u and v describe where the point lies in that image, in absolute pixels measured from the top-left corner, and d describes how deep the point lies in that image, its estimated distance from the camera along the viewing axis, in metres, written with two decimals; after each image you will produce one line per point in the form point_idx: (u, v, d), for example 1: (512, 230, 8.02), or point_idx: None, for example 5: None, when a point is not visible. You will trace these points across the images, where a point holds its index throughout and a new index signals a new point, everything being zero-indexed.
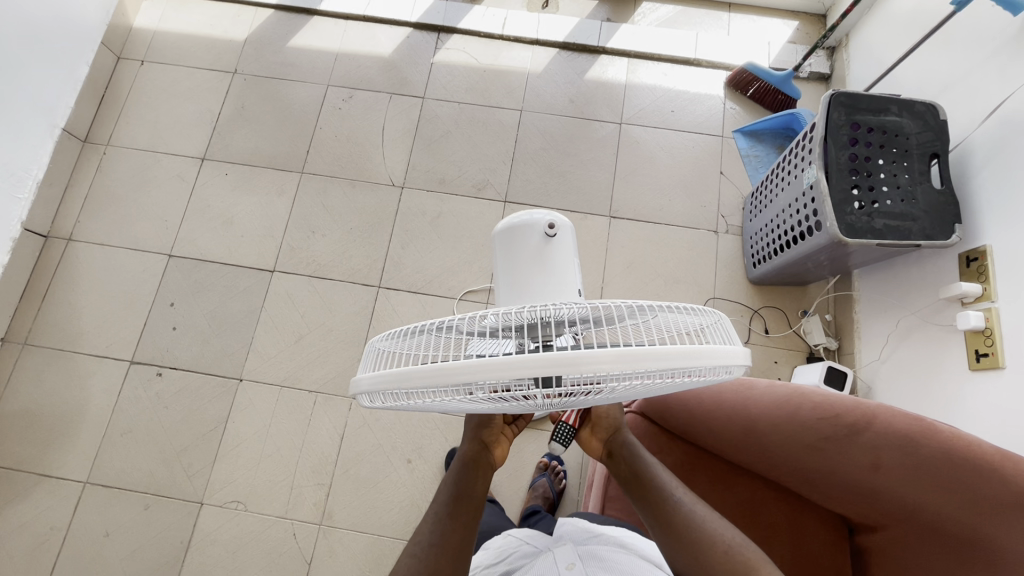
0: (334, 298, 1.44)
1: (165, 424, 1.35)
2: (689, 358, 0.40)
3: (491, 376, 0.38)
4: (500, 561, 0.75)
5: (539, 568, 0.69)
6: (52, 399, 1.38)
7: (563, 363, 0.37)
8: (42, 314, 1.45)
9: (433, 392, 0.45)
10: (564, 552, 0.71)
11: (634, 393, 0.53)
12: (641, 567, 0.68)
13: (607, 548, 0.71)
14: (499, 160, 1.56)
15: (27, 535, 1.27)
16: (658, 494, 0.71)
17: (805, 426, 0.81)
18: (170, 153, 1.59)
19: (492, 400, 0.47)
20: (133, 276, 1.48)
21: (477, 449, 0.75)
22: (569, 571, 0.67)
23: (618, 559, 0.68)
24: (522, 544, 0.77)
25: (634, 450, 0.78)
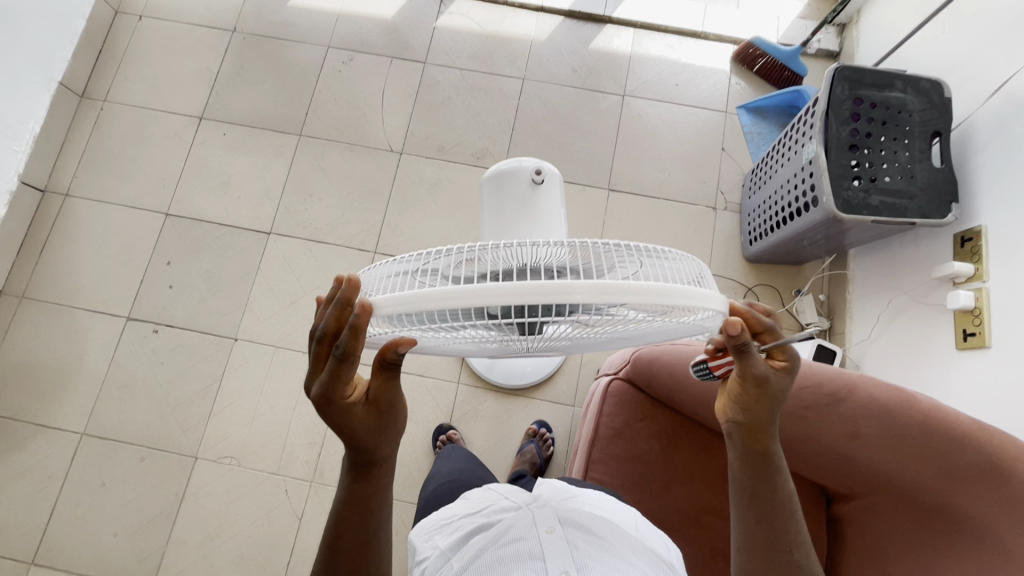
0: (330, 262, 1.45)
1: (160, 380, 1.37)
2: (664, 297, 0.40)
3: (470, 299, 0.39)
4: (475, 512, 0.71)
5: (517, 528, 0.64)
6: (49, 353, 1.39)
7: (537, 293, 0.39)
8: (39, 268, 1.45)
9: (413, 322, 0.46)
10: (547, 513, 0.67)
11: (618, 337, 0.53)
12: (628, 542, 0.65)
13: (589, 514, 0.68)
14: (498, 129, 1.55)
15: (27, 483, 1.31)
16: (770, 527, 0.56)
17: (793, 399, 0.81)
18: (168, 111, 1.58)
19: (473, 334, 0.49)
20: (130, 234, 1.48)
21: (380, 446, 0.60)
22: (548, 534, 0.63)
23: (600, 530, 0.66)
24: (502, 498, 0.73)
25: (771, 459, 0.57)
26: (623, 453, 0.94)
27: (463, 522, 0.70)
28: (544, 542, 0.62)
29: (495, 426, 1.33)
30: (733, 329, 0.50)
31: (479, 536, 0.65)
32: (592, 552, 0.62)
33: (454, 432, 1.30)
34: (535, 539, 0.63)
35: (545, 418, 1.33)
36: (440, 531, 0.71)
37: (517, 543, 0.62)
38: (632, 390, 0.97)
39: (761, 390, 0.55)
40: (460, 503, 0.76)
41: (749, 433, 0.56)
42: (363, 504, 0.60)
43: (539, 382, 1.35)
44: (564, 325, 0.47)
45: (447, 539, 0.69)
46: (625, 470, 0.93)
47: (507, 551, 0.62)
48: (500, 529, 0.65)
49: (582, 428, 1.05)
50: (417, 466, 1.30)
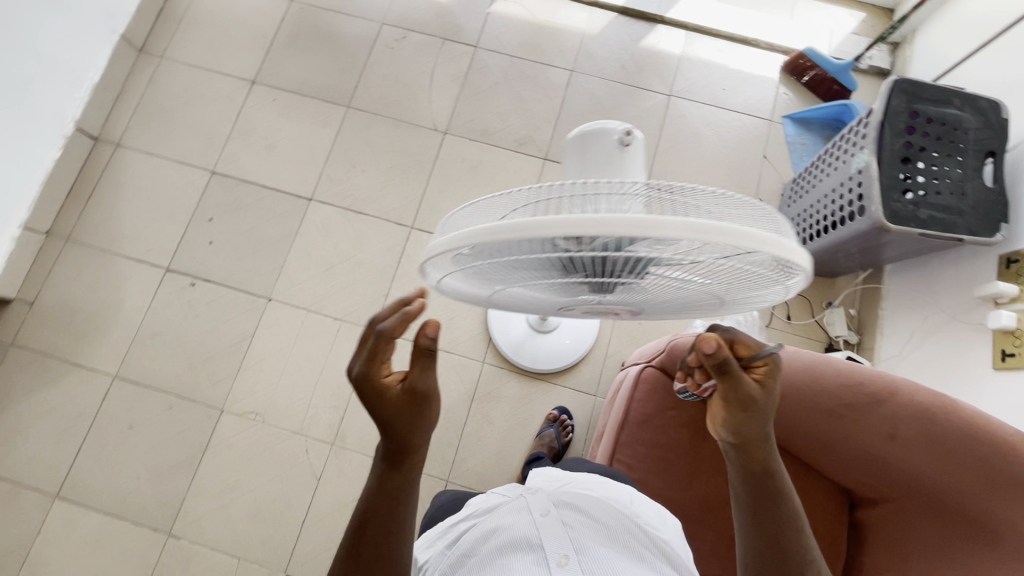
0: (367, 233, 1.47)
1: (193, 333, 1.40)
2: (761, 240, 0.39)
3: (555, 233, 0.38)
4: (473, 514, 0.74)
5: (514, 517, 0.67)
6: (88, 296, 1.43)
7: (632, 226, 0.37)
8: (86, 213, 1.49)
9: (492, 257, 0.46)
10: (542, 503, 0.70)
11: (691, 297, 0.52)
12: (624, 523, 0.68)
13: (583, 500, 0.72)
14: (543, 118, 1.56)
15: (58, 418, 1.35)
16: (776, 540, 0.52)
17: (814, 396, 0.82)
18: (222, 73, 1.61)
19: (548, 276, 0.48)
20: (175, 188, 1.51)
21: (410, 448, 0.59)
22: (544, 517, 0.66)
23: (594, 512, 0.69)
24: (499, 496, 0.77)
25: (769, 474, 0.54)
26: (652, 440, 0.95)
27: (461, 524, 0.73)
28: (541, 526, 0.65)
29: (517, 408, 1.35)
30: (707, 345, 0.50)
31: (478, 530, 0.68)
32: (587, 534, 0.65)
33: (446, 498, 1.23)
34: (531, 527, 0.65)
35: (567, 404, 1.34)
36: (439, 537, 0.74)
37: (516, 527, 0.65)
38: (662, 379, 0.98)
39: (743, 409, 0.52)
40: (460, 510, 0.78)
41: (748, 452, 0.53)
42: (393, 492, 0.59)
43: (563, 368, 1.36)
44: (643, 275, 0.46)
45: (446, 542, 0.71)
46: (652, 456, 0.94)
47: (506, 540, 0.64)
48: (496, 523, 0.67)
49: (610, 414, 1.06)
50: (437, 439, 1.32)
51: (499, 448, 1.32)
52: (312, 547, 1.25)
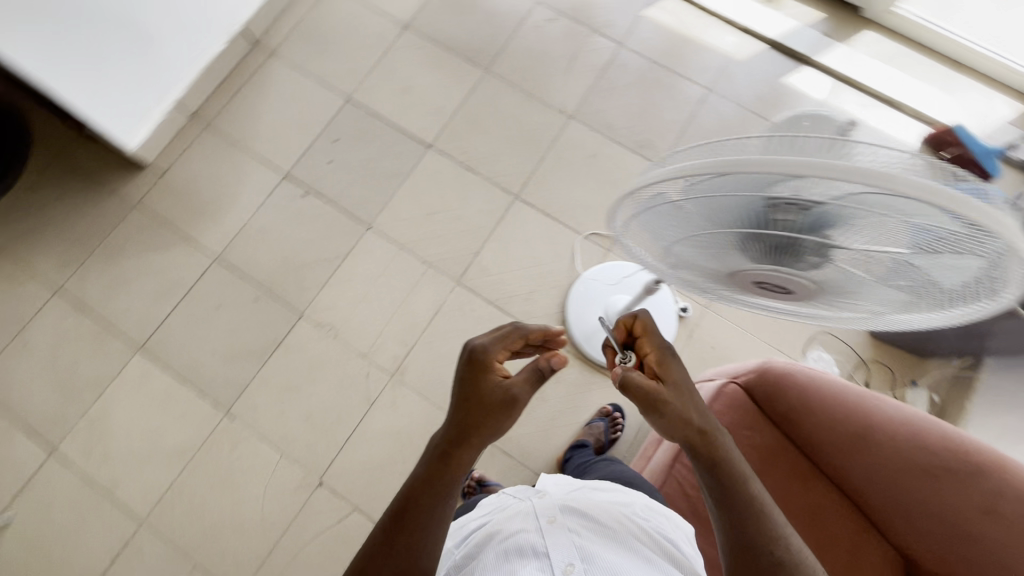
0: (473, 191, 1.52)
1: (294, 239, 1.48)
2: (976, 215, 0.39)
3: (776, 169, 0.42)
4: (485, 518, 0.82)
5: (522, 522, 0.74)
6: (212, 180, 1.54)
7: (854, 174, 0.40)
8: (229, 106, 1.61)
9: (695, 198, 0.50)
10: (547, 507, 0.77)
11: (857, 287, 0.55)
12: (627, 528, 0.75)
13: (586, 506, 0.78)
14: (668, 127, 1.58)
15: (159, 280, 1.46)
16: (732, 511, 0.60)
17: (887, 431, 0.86)
18: (380, 11, 1.70)
19: (740, 229, 0.51)
20: (312, 105, 1.61)
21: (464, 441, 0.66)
22: (549, 522, 0.73)
23: (597, 517, 0.76)
24: (512, 500, 0.85)
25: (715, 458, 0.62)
26: None
27: (473, 525, 0.81)
28: (546, 534, 0.72)
29: (572, 393, 1.36)
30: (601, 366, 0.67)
31: (489, 532, 0.75)
32: (590, 539, 0.72)
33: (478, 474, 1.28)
34: (536, 532, 0.72)
35: (621, 404, 1.35)
36: (456, 535, 0.82)
37: (522, 534, 0.72)
38: (747, 397, 0.95)
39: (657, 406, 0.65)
40: (468, 519, 0.85)
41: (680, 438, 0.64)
42: (437, 488, 0.64)
43: None
44: (825, 255, 0.50)
45: (461, 545, 0.79)
46: None
47: (512, 546, 0.71)
48: (503, 530, 0.74)
49: None
50: None
51: (546, 426, 1.34)
52: (350, 464, 1.31)
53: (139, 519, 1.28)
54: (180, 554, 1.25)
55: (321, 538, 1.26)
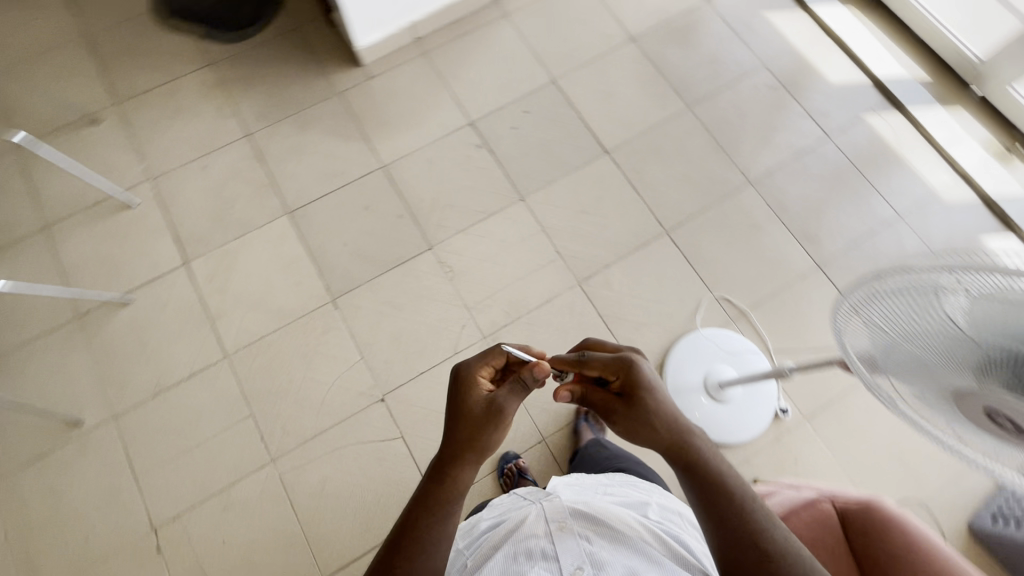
0: (628, 209, 1.54)
1: (454, 180, 1.56)
2: None
3: None
4: (497, 520, 0.83)
5: (531, 526, 0.75)
6: (408, 99, 1.65)
7: None
8: (448, 43, 1.71)
9: None
10: (557, 508, 0.77)
11: None
12: (639, 533, 0.74)
13: (593, 507, 0.78)
14: (841, 233, 1.52)
15: (328, 164, 1.58)
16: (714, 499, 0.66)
17: None
18: (615, 15, 1.75)
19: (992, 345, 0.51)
20: (519, 71, 1.68)
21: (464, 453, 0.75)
22: (559, 529, 0.74)
23: (604, 519, 0.76)
24: (522, 502, 0.85)
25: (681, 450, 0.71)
26: None
27: (485, 523, 0.84)
28: (555, 542, 0.72)
29: None
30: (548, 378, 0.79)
31: (500, 534, 0.76)
32: (601, 545, 0.72)
33: (519, 462, 1.32)
34: (545, 537, 0.73)
35: None
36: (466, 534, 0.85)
37: (530, 539, 0.73)
38: (841, 525, 0.92)
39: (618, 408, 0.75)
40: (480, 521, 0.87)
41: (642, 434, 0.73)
42: (435, 510, 0.72)
43: None
44: None
45: (470, 543, 0.81)
46: None
47: (522, 549, 0.72)
48: (515, 531, 0.75)
49: None
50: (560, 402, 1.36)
51: None
52: (417, 396, 1.36)
53: (227, 354, 1.40)
54: (247, 401, 1.36)
55: (364, 447, 1.32)
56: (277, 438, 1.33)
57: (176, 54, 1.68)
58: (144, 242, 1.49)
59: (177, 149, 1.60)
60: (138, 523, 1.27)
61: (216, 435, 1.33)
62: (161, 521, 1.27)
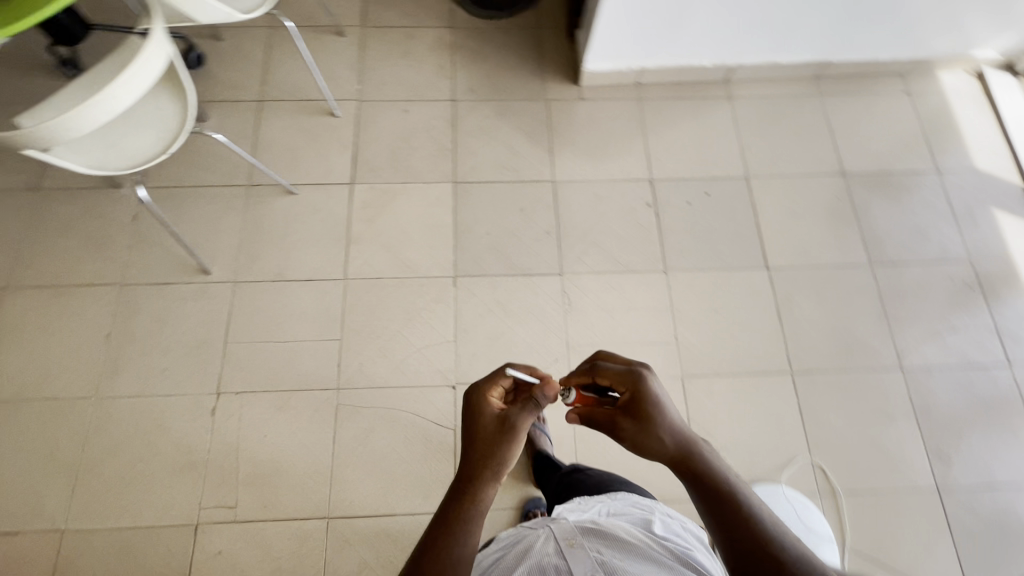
0: (763, 332, 1.47)
1: (610, 224, 1.56)
2: None
3: None
4: (500, 548, 0.78)
5: (541, 544, 0.72)
6: (603, 132, 1.67)
7: None
8: (663, 100, 1.72)
9: None
10: (566, 528, 0.74)
11: None
12: (651, 548, 0.73)
13: (600, 526, 0.76)
14: (979, 468, 1.35)
15: (507, 157, 1.64)
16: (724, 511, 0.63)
17: None
18: (836, 144, 1.67)
19: None
20: (718, 154, 1.65)
21: (484, 466, 0.72)
22: (570, 544, 0.71)
23: (611, 532, 0.74)
24: (523, 527, 0.82)
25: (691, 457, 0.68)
26: None
27: (487, 553, 0.79)
28: (570, 557, 0.69)
29: None
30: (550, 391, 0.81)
31: (508, 557, 0.72)
32: (612, 554, 0.70)
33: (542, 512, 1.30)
34: (557, 554, 0.70)
35: None
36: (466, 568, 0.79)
37: (543, 558, 0.69)
38: None
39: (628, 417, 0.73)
40: (485, 552, 0.82)
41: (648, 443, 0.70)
42: (455, 526, 0.67)
43: None
44: None
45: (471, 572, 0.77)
46: None
47: (536, 568, 0.68)
48: (524, 553, 0.72)
49: None
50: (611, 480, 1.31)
51: None
52: None
53: (345, 278, 1.48)
54: (342, 327, 1.43)
55: (419, 421, 1.35)
56: (350, 372, 1.38)
57: (428, 9, 1.83)
58: (327, 150, 1.62)
59: (390, 85, 1.72)
60: (208, 382, 1.36)
61: (303, 342, 1.41)
62: (226, 390, 1.36)
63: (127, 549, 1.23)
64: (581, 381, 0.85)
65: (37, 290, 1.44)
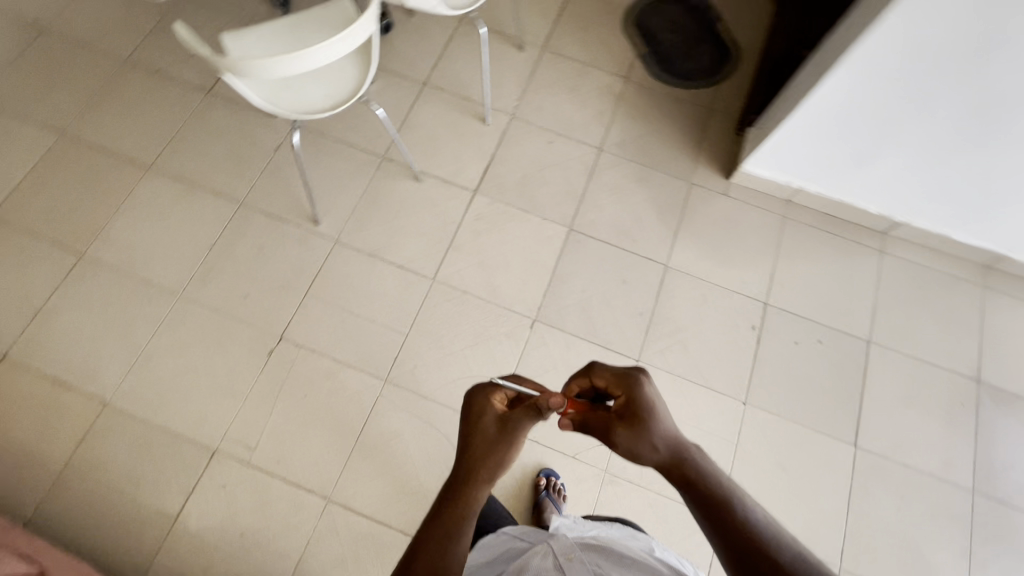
0: (824, 511, 1.33)
1: (705, 331, 1.48)
2: None
3: None
4: (501, 564, 0.79)
5: (540, 560, 0.72)
6: (733, 237, 1.59)
7: None
8: (808, 228, 1.62)
9: None
10: (565, 544, 0.74)
11: None
12: (649, 565, 0.73)
13: (598, 543, 0.76)
14: None
15: (629, 224, 1.59)
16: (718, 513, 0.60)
17: None
18: (981, 344, 1.50)
19: None
20: (846, 305, 1.53)
21: (479, 468, 0.67)
22: (568, 559, 0.71)
23: (609, 550, 0.74)
24: (524, 541, 0.82)
25: (685, 458, 0.66)
26: None
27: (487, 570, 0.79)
28: (568, 570, 0.69)
29: None
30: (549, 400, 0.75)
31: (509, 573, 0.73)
32: (610, 569, 0.70)
33: None
34: (556, 568, 0.70)
35: None
36: None
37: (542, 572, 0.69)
38: None
39: (624, 421, 0.71)
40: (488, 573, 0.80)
41: (642, 445, 0.68)
42: (446, 529, 0.62)
43: None
44: None
45: None
46: None
47: None
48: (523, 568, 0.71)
49: None
50: None
51: None
52: None
53: (433, 279, 1.49)
54: (412, 323, 1.44)
55: (446, 447, 1.32)
56: (403, 370, 1.39)
57: (610, 55, 1.82)
58: (465, 152, 1.65)
59: (545, 112, 1.72)
60: (276, 324, 1.41)
61: (372, 324, 1.43)
62: (289, 338, 1.40)
63: (150, 444, 1.29)
64: (576, 389, 0.81)
65: (172, 180, 1.56)
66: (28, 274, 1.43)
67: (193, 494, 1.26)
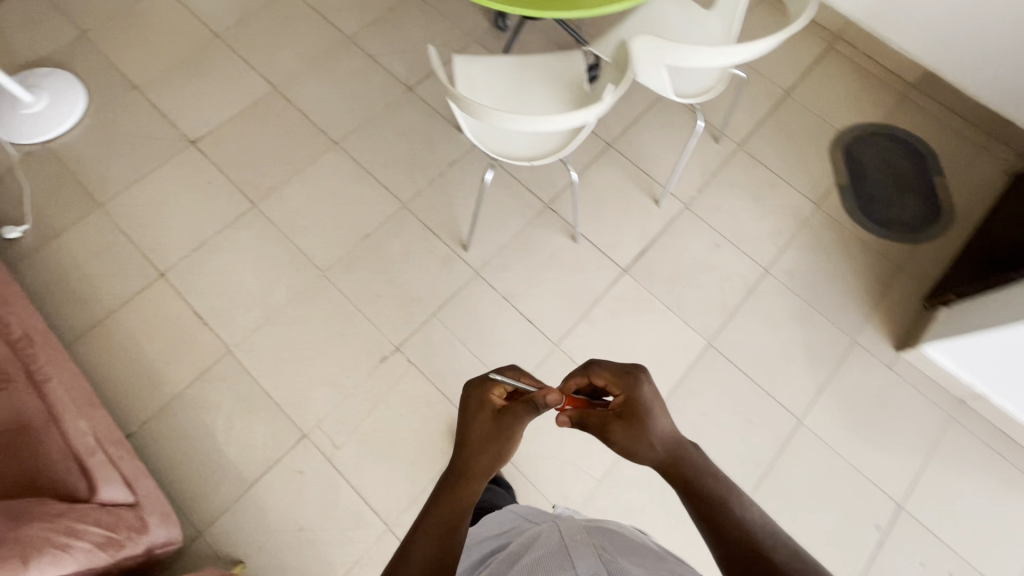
0: None
1: (818, 509, 1.34)
2: None
3: None
4: (510, 543, 0.75)
5: (547, 541, 0.67)
6: (883, 417, 1.43)
7: None
8: (974, 438, 1.42)
9: None
10: (575, 528, 0.69)
11: None
12: (666, 555, 0.65)
13: (609, 530, 0.70)
14: None
15: (773, 360, 1.47)
16: (716, 510, 0.59)
17: None
18: None
19: None
20: (993, 542, 1.32)
21: (477, 459, 0.65)
22: (574, 539, 0.66)
23: (620, 537, 0.68)
24: (535, 523, 0.78)
25: (682, 456, 0.65)
26: None
27: (496, 550, 0.75)
28: (572, 551, 0.64)
29: None
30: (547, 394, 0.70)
31: (517, 552, 0.69)
32: (620, 554, 0.63)
33: None
34: (562, 547, 0.64)
35: None
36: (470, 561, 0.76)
37: (547, 551, 0.64)
38: None
39: (623, 422, 0.68)
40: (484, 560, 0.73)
41: (640, 442, 0.66)
42: (443, 520, 0.60)
43: None
44: None
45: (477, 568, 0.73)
46: None
47: (539, 559, 0.64)
48: (528, 550, 0.67)
49: None
50: None
51: None
52: None
53: (556, 345, 1.44)
54: None
55: None
56: None
57: (807, 174, 1.70)
58: (628, 225, 1.59)
59: (721, 211, 1.63)
60: (397, 333, 1.43)
61: (485, 367, 1.41)
62: (404, 352, 1.41)
63: (252, 404, 1.34)
64: (574, 385, 0.78)
65: (352, 161, 1.62)
66: (207, 205, 1.54)
67: (271, 469, 1.29)
